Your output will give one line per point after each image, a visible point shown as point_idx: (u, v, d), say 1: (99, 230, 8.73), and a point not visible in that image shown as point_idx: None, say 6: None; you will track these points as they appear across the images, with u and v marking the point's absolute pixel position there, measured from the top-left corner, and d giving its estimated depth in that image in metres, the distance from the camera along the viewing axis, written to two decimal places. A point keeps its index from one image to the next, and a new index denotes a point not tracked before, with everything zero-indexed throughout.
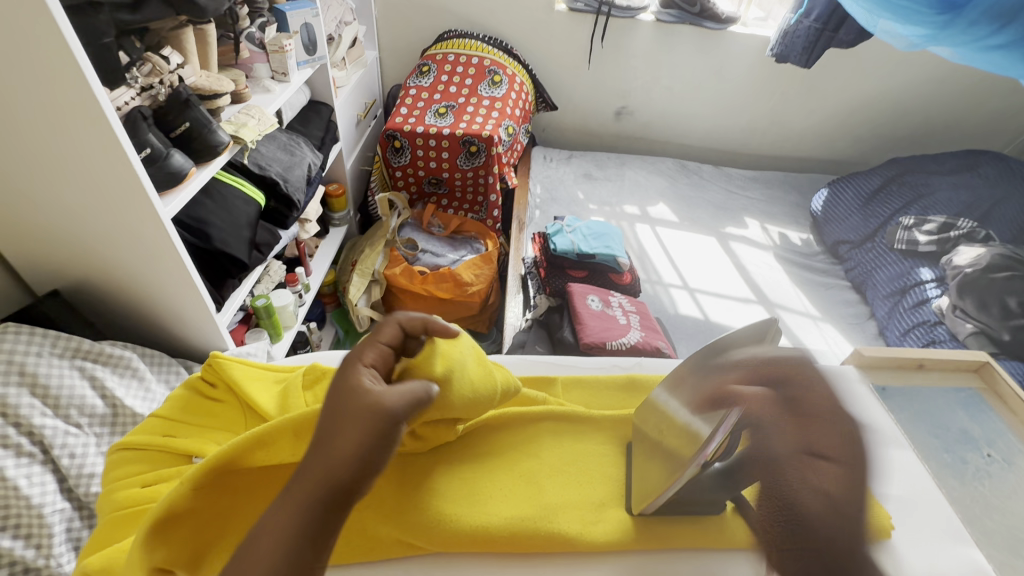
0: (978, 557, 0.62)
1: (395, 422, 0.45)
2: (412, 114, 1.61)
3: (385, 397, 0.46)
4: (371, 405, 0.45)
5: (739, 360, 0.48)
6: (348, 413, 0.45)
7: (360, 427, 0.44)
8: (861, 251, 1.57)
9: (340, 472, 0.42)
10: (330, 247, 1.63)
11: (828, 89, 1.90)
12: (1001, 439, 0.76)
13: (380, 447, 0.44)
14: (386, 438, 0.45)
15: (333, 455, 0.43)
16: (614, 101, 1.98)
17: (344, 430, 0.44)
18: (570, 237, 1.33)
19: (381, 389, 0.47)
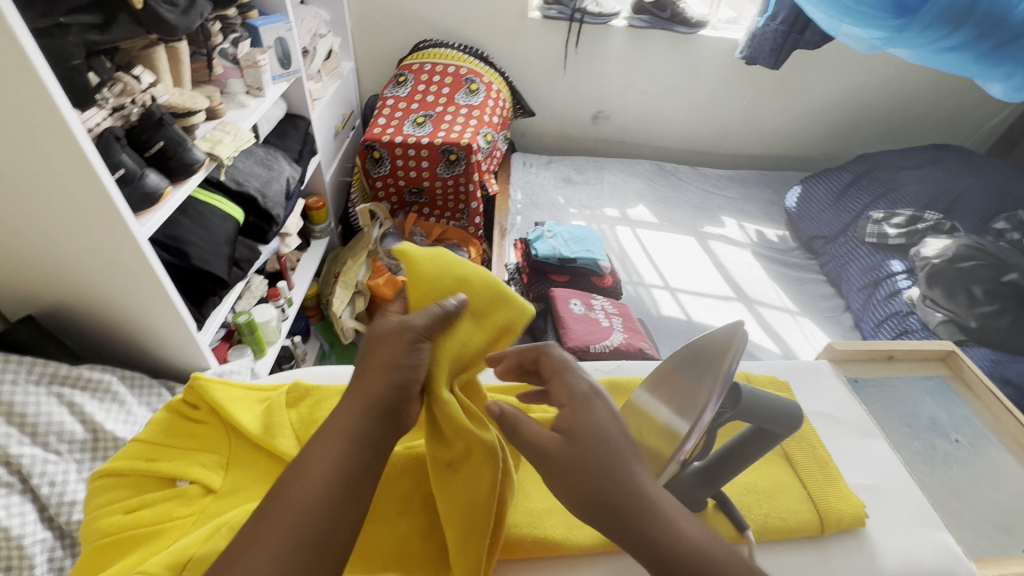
0: (949, 540, 0.63)
1: (421, 345, 0.51)
2: (390, 124, 1.62)
3: (409, 321, 0.51)
4: (395, 327, 0.51)
5: (712, 355, 0.49)
6: (384, 340, 0.50)
7: (390, 345, 0.49)
8: (834, 246, 1.62)
9: (388, 374, 0.48)
10: (311, 259, 1.63)
11: (798, 88, 1.95)
12: (967, 424, 0.80)
13: (405, 360, 0.49)
14: (417, 352, 0.50)
15: (382, 369, 0.48)
16: (591, 106, 2.01)
17: (381, 357, 0.49)
18: (551, 242, 1.32)
19: (401, 320, 0.52)
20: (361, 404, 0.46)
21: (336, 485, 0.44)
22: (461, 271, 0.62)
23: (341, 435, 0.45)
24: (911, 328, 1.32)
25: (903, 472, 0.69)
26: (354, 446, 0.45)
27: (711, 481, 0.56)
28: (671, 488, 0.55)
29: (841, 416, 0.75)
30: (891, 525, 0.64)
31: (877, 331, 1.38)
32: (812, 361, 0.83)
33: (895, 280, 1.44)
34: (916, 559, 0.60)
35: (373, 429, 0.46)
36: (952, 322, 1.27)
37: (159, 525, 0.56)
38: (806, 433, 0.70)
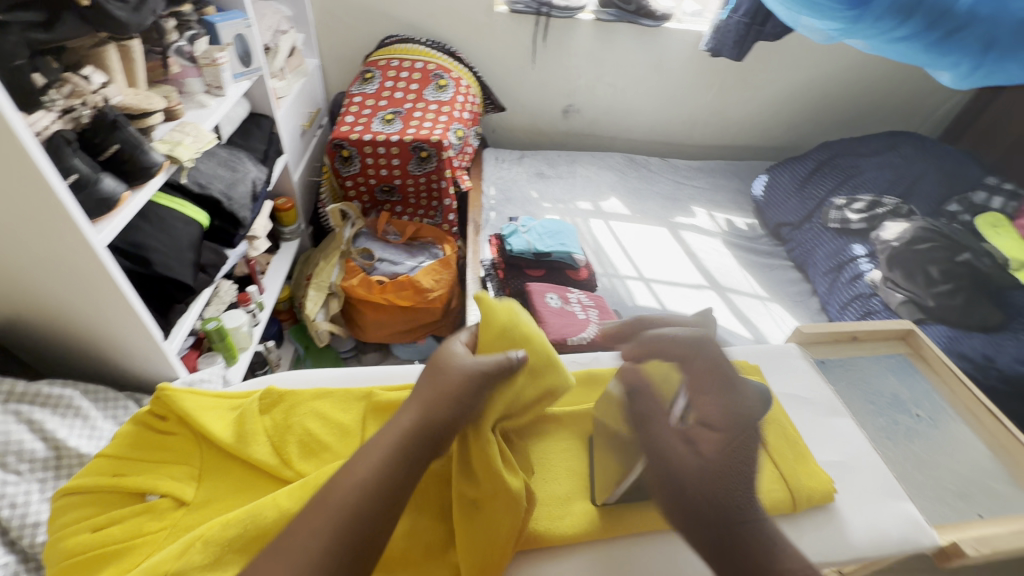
0: (911, 510, 0.66)
1: (481, 390, 0.60)
2: (358, 122, 1.59)
3: (479, 364, 0.61)
4: (467, 367, 0.60)
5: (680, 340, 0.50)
6: (450, 372, 0.59)
7: (460, 382, 0.59)
8: (799, 232, 1.62)
9: (449, 403, 0.57)
10: (282, 262, 1.59)
11: (760, 80, 2.00)
12: (926, 399, 0.83)
13: (466, 394, 0.58)
14: (477, 393, 0.59)
15: (448, 398, 0.57)
16: (561, 100, 2.02)
17: (445, 386, 0.58)
18: (526, 237, 1.34)
19: (473, 360, 0.61)
20: (422, 427, 0.55)
21: (385, 490, 0.50)
22: (525, 327, 0.70)
23: (399, 447, 0.53)
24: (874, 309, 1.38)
25: (867, 447, 0.73)
26: (407, 457, 0.52)
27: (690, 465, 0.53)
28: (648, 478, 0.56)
29: (808, 396, 0.78)
30: (858, 499, 0.68)
31: (842, 313, 1.39)
32: (781, 345, 0.86)
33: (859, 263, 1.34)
34: (879, 528, 0.65)
35: (424, 451, 0.54)
36: None
37: (128, 542, 0.55)
38: (779, 415, 0.70)
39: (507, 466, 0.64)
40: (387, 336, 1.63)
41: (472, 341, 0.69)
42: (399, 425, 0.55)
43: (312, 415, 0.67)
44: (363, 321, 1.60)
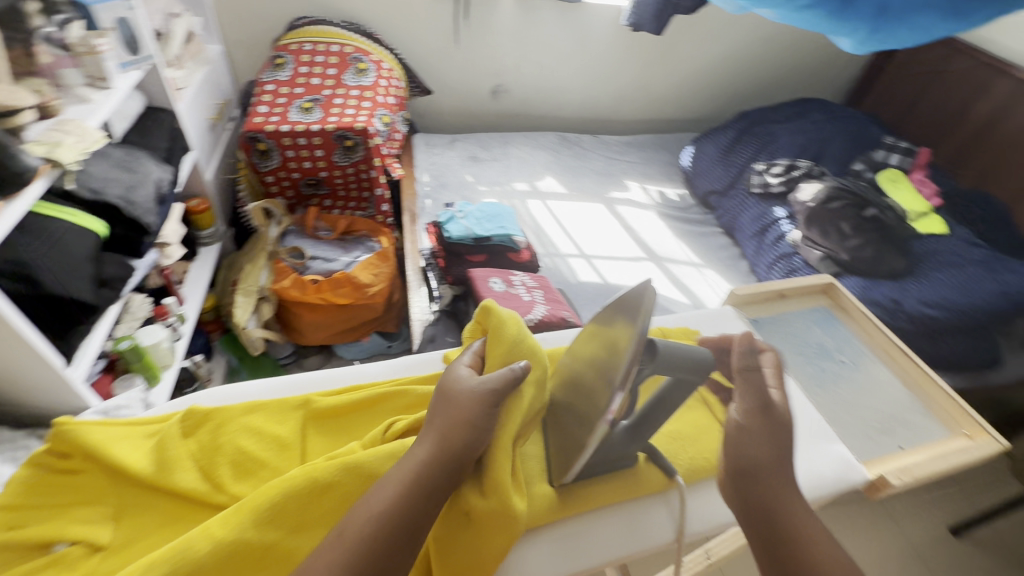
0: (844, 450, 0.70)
1: (492, 408, 0.59)
2: (273, 112, 1.48)
3: (484, 385, 0.60)
4: (474, 390, 0.60)
5: (630, 309, 0.52)
6: (460, 396, 0.59)
7: (469, 406, 0.58)
8: (727, 199, 1.77)
9: (464, 430, 0.57)
10: (202, 269, 1.47)
11: (681, 53, 2.05)
12: (848, 345, 0.86)
13: (479, 419, 0.58)
14: (489, 414, 0.59)
15: (464, 427, 0.57)
16: (489, 80, 1.98)
17: (459, 413, 0.58)
18: (464, 223, 1.26)
19: (479, 383, 0.60)
20: (436, 456, 0.56)
21: (397, 527, 0.51)
22: (531, 341, 0.68)
23: (414, 479, 0.54)
24: (796, 267, 1.49)
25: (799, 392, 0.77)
26: (420, 489, 0.53)
27: (636, 435, 0.59)
28: (602, 450, 0.58)
29: None
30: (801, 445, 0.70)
31: (769, 272, 1.54)
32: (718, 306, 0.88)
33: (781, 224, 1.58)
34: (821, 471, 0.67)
35: (441, 479, 0.55)
36: (829, 258, 1.44)
37: None
38: None
39: (514, 486, 0.61)
40: (328, 337, 1.56)
41: (477, 361, 0.66)
42: (412, 458, 0.55)
43: (244, 431, 0.62)
44: (300, 323, 1.52)
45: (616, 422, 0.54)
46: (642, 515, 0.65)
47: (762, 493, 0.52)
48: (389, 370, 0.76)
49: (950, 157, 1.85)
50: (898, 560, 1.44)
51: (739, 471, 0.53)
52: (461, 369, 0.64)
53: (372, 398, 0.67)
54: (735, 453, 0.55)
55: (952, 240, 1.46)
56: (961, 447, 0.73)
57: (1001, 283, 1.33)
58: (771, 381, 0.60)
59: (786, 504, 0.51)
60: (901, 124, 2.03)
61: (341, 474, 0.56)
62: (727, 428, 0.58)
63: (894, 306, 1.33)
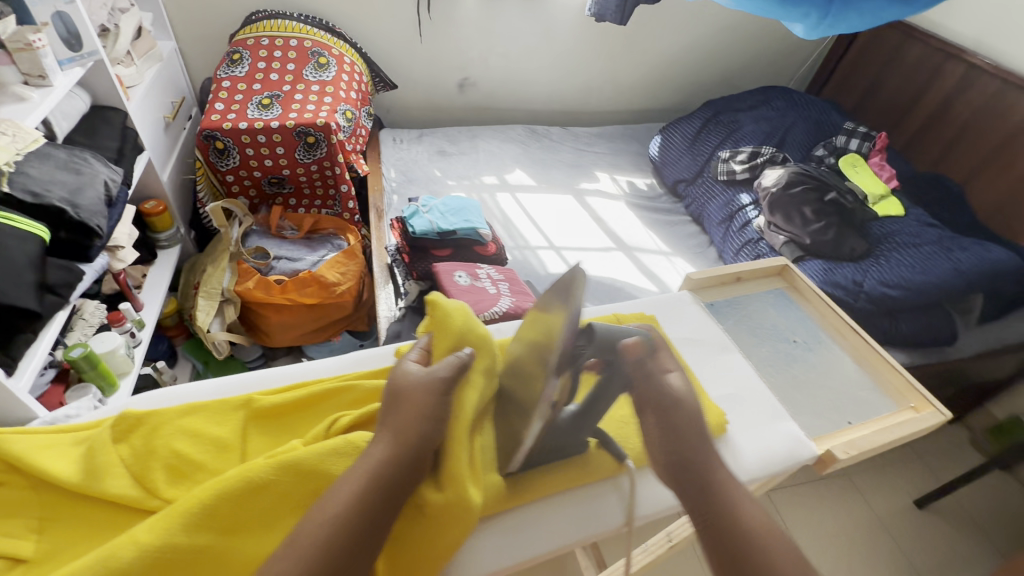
0: (795, 429, 0.71)
1: (446, 395, 0.59)
2: (229, 109, 1.44)
3: (434, 373, 0.59)
4: (423, 381, 0.59)
5: (555, 298, 0.54)
6: (414, 388, 0.58)
7: (421, 398, 0.57)
8: (694, 187, 1.78)
9: (419, 422, 0.56)
10: (162, 272, 1.43)
11: (645, 44, 2.05)
12: (802, 326, 0.88)
13: (435, 409, 0.57)
14: (442, 404, 0.58)
15: (419, 419, 0.56)
16: (455, 73, 1.96)
17: (412, 405, 0.57)
18: (428, 217, 1.24)
19: (429, 371, 0.60)
20: (393, 454, 0.55)
21: (355, 525, 0.50)
22: (481, 331, 0.67)
23: (371, 476, 0.53)
24: (762, 252, 1.51)
25: (752, 375, 0.77)
26: (376, 485, 0.52)
27: (583, 422, 0.62)
28: (550, 436, 0.61)
29: (700, 338, 0.81)
30: (752, 425, 0.71)
31: (736, 257, 1.56)
32: (673, 293, 0.87)
33: (746, 211, 1.62)
34: (769, 448, 0.68)
35: (398, 477, 0.54)
36: (793, 241, 1.47)
37: None
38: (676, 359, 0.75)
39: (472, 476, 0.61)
40: (296, 338, 1.53)
41: (424, 356, 0.66)
42: (369, 459, 0.54)
43: (180, 436, 0.61)
44: (267, 325, 1.49)
45: (558, 407, 0.57)
46: (593, 499, 0.66)
47: (701, 480, 0.52)
48: (343, 366, 0.75)
49: (907, 141, 1.91)
50: (865, 533, 1.49)
51: (676, 467, 0.53)
52: (410, 362, 0.63)
53: (317, 395, 0.66)
54: (667, 452, 0.54)
55: (910, 221, 1.50)
56: (905, 419, 0.74)
57: (955, 260, 1.37)
58: (670, 363, 0.61)
59: (721, 479, 0.53)
60: (861, 109, 2.08)
61: (278, 473, 0.55)
62: (650, 431, 0.56)
63: (855, 287, 1.35)
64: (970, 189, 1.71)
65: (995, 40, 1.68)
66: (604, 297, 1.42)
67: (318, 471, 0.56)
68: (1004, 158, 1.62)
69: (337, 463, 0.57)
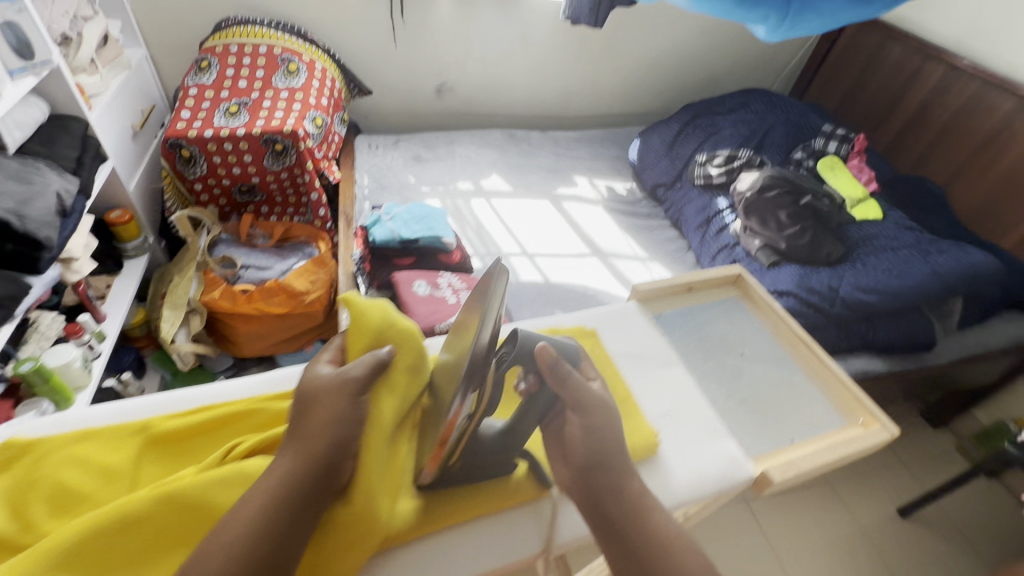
0: (735, 449, 0.68)
1: (358, 399, 0.60)
2: (196, 117, 1.42)
3: (347, 373, 0.61)
4: (335, 384, 0.60)
5: (478, 301, 0.60)
6: (324, 393, 0.59)
7: (331, 403, 0.58)
8: (672, 192, 1.76)
9: (331, 430, 0.57)
10: (128, 282, 1.42)
11: (625, 47, 2.04)
12: (752, 338, 0.86)
13: (346, 415, 0.59)
14: (354, 407, 0.59)
15: (331, 426, 0.57)
16: (432, 78, 1.94)
17: (323, 411, 0.58)
18: (389, 225, 1.23)
19: (343, 372, 0.61)
20: (301, 461, 0.55)
21: (262, 540, 0.49)
22: (398, 325, 0.68)
23: (281, 488, 0.53)
24: (738, 257, 1.48)
25: (695, 392, 0.74)
26: (287, 496, 0.53)
27: (509, 441, 0.66)
28: (471, 447, 0.64)
29: (643, 352, 0.78)
30: (689, 444, 0.68)
31: (713, 262, 1.53)
32: (619, 305, 0.84)
33: (723, 215, 1.60)
34: (701, 468, 0.66)
35: (308, 486, 0.54)
36: (769, 246, 1.43)
37: None
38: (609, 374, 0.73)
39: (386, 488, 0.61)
40: (266, 348, 1.51)
41: (338, 356, 0.68)
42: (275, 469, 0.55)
43: (69, 463, 0.60)
44: (235, 335, 1.47)
45: (477, 418, 0.59)
46: (513, 519, 0.66)
47: (610, 484, 0.57)
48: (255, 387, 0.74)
49: (890, 142, 1.89)
50: (845, 544, 1.46)
51: (588, 469, 0.58)
52: (320, 365, 0.64)
53: (218, 419, 0.65)
54: (580, 453, 0.59)
55: (888, 225, 1.47)
56: (851, 437, 0.72)
57: (933, 264, 1.34)
58: (589, 374, 0.66)
59: (625, 482, 0.58)
60: (844, 111, 2.05)
61: (156, 505, 0.54)
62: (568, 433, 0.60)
63: (831, 293, 1.32)
64: (951, 190, 1.69)
65: (977, 40, 1.66)
66: (575, 305, 1.39)
67: (208, 503, 0.55)
68: (985, 159, 1.60)
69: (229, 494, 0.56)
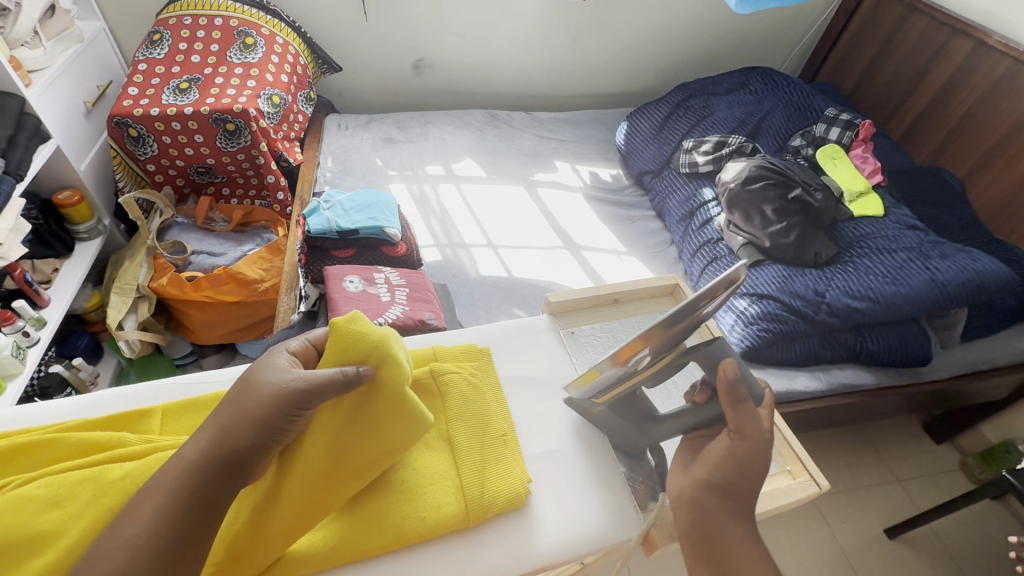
0: (624, 497, 0.63)
1: (299, 408, 0.51)
2: (144, 94, 1.35)
3: (298, 377, 0.51)
4: (280, 382, 0.51)
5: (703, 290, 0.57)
6: (252, 393, 0.50)
7: (268, 401, 0.50)
8: (659, 180, 1.63)
9: (256, 427, 0.49)
10: (77, 266, 1.38)
11: (618, 20, 1.88)
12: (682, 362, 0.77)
13: (280, 421, 0.50)
14: (291, 416, 0.51)
15: (257, 426, 0.49)
16: (408, 54, 1.83)
17: (247, 408, 0.49)
18: (327, 214, 1.17)
19: (291, 376, 0.51)
20: (211, 449, 0.47)
21: (152, 544, 0.42)
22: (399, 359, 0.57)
23: (177, 483, 0.45)
24: (719, 254, 1.36)
25: (590, 429, 0.68)
26: (186, 495, 0.45)
27: (646, 428, 0.65)
28: (630, 425, 0.66)
29: (542, 376, 0.73)
30: (577, 491, 0.63)
31: (693, 259, 1.41)
32: (529, 317, 0.80)
33: (708, 208, 1.48)
34: (579, 522, 0.60)
35: (217, 478, 0.47)
36: (751, 244, 1.32)
37: None
38: (486, 410, 0.65)
39: (304, 515, 0.52)
40: (224, 336, 1.45)
41: (305, 349, 0.59)
42: (185, 453, 0.47)
43: None
44: (189, 322, 1.42)
45: (636, 372, 0.62)
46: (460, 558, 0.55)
47: (730, 524, 0.53)
48: (80, 412, 0.64)
49: (906, 128, 1.71)
50: (826, 569, 1.34)
51: (713, 495, 0.55)
52: (280, 356, 0.56)
53: (7, 450, 0.52)
54: (710, 472, 0.56)
55: (888, 223, 1.34)
56: (778, 490, 0.66)
57: (932, 270, 1.21)
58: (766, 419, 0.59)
59: (736, 530, 0.54)
60: (859, 93, 1.87)
61: None
62: (711, 451, 0.58)
63: (816, 298, 1.19)
64: (971, 184, 1.52)
65: (1009, 14, 1.47)
66: (535, 303, 1.30)
67: (20, 536, 0.45)
68: (1012, 148, 1.42)
69: (50, 519, 0.46)
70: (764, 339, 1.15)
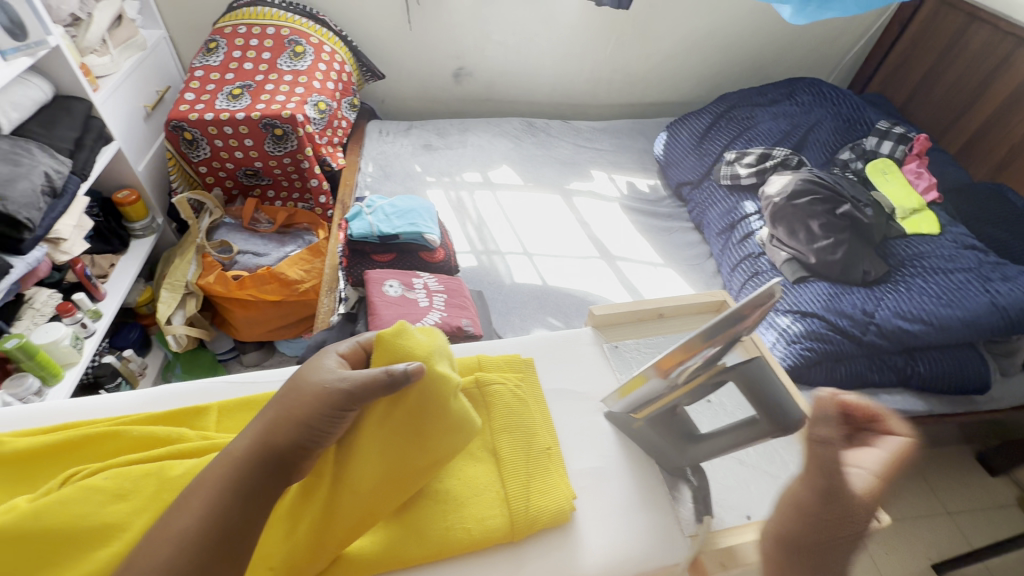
0: (668, 519, 0.61)
1: (342, 410, 0.52)
2: (199, 100, 1.41)
3: (342, 379, 0.53)
4: (326, 384, 0.52)
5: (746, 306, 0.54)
6: (297, 393, 0.52)
7: (312, 400, 0.51)
8: (698, 192, 1.61)
9: (301, 428, 0.50)
10: (132, 262, 1.45)
11: (660, 30, 1.87)
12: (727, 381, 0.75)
13: (321, 422, 0.51)
14: (334, 417, 0.52)
15: (303, 428, 0.50)
16: (450, 63, 1.86)
17: (293, 409, 0.51)
18: (369, 219, 1.19)
19: (338, 377, 0.53)
20: (257, 448, 0.49)
21: (204, 534, 0.44)
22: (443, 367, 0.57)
23: (224, 479, 0.47)
24: (761, 269, 1.33)
25: (632, 446, 0.67)
26: (233, 490, 0.46)
27: (685, 448, 0.63)
28: (668, 443, 0.64)
29: (582, 391, 0.72)
30: (619, 511, 0.62)
31: (732, 274, 1.38)
32: (572, 329, 0.79)
33: (749, 221, 1.45)
34: (621, 546, 0.59)
35: (261, 477, 0.48)
36: (795, 260, 1.28)
37: None
38: (527, 421, 0.64)
39: (355, 521, 0.53)
40: (265, 334, 1.49)
41: (354, 352, 0.60)
42: (232, 450, 0.49)
43: None
44: (232, 319, 1.47)
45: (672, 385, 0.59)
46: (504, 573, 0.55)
47: None
48: (136, 407, 0.67)
49: (964, 143, 1.63)
50: None
51: (778, 555, 0.43)
52: (329, 358, 0.57)
53: (75, 441, 0.55)
54: (783, 526, 0.44)
55: (944, 241, 1.28)
56: None
57: (992, 293, 1.15)
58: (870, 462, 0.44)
59: None
60: (913, 106, 1.80)
61: None
62: (786, 503, 0.47)
63: (865, 319, 1.14)
64: None
65: None
66: (570, 314, 1.29)
67: (86, 526, 0.47)
68: None
69: (114, 512, 0.48)
70: (808, 359, 1.11)
